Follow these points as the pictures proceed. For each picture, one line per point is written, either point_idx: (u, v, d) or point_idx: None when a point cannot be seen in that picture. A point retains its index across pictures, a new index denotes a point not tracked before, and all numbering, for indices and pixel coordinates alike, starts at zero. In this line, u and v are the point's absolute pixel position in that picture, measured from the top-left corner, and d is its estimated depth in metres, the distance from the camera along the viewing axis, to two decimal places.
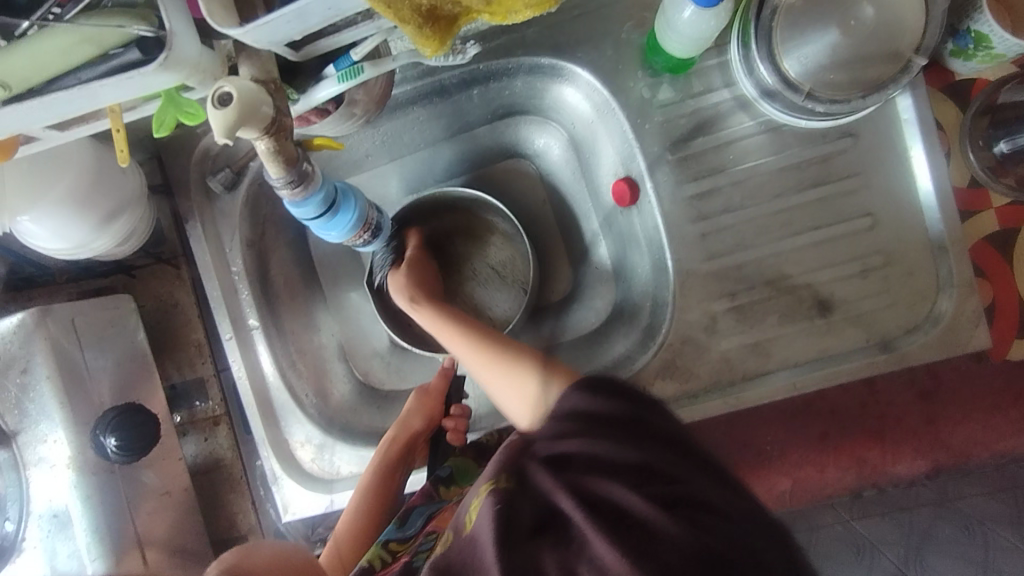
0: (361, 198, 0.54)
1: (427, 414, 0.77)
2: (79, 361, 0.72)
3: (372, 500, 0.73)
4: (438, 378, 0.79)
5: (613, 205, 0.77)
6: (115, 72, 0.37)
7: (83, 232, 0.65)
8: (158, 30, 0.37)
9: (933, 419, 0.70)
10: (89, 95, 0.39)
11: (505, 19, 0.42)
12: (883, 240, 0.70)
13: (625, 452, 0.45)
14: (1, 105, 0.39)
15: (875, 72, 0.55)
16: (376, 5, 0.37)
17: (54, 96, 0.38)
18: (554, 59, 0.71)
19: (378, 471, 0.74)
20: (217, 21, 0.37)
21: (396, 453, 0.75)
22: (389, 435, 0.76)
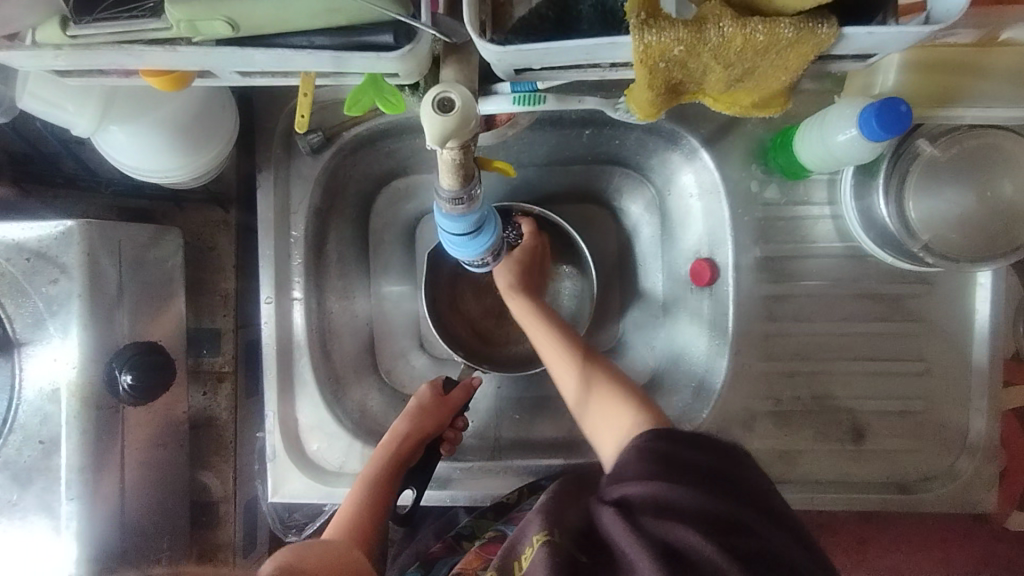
0: (496, 228, 0.54)
1: (437, 419, 0.74)
2: (112, 286, 0.67)
3: (365, 495, 0.69)
4: (460, 390, 0.76)
5: (686, 279, 0.77)
6: (355, 51, 0.38)
7: (168, 158, 0.61)
8: (415, 25, 0.37)
9: (865, 539, 0.78)
10: (311, 61, 0.39)
11: (725, 109, 0.41)
12: (927, 387, 0.73)
13: (695, 495, 0.49)
14: (222, 45, 0.38)
15: (988, 244, 0.59)
16: (636, 66, 0.36)
17: (279, 52, 0.38)
18: (678, 127, 0.71)
19: (379, 467, 0.70)
20: (472, 29, 0.36)
21: (396, 451, 0.72)
22: (398, 431, 0.73)
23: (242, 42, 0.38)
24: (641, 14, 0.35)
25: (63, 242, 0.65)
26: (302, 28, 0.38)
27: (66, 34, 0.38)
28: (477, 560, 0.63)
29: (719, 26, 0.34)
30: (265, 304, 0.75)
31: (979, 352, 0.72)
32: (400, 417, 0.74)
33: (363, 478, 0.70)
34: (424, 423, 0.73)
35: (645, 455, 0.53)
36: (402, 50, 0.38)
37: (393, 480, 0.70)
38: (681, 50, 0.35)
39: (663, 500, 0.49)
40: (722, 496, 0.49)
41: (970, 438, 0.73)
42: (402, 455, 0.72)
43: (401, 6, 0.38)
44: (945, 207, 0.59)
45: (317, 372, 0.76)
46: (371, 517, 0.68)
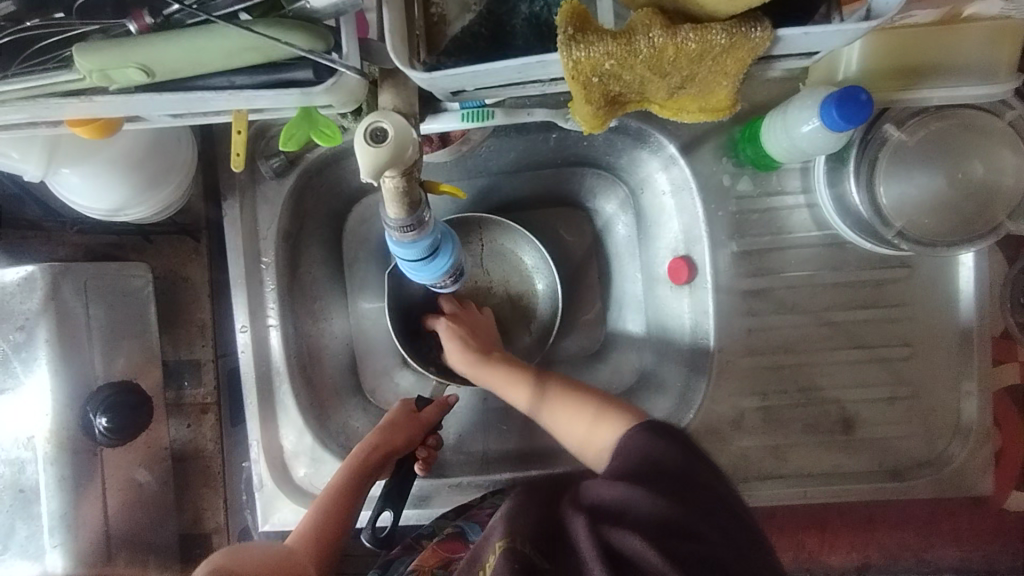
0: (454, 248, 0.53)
1: (410, 435, 0.72)
2: (82, 326, 0.66)
3: (327, 504, 0.67)
4: (433, 407, 0.75)
5: (664, 279, 0.76)
6: (280, 89, 0.37)
7: (123, 197, 0.60)
8: (336, 63, 0.36)
9: (872, 519, 0.75)
10: (236, 100, 0.38)
11: (672, 115, 0.40)
12: (915, 371, 0.71)
13: (654, 503, 0.49)
14: (139, 92, 0.37)
15: (965, 228, 0.58)
16: (570, 83, 0.35)
17: (200, 95, 0.37)
18: (645, 126, 0.70)
19: (345, 478, 0.69)
20: (396, 55, 0.35)
21: (363, 463, 0.70)
22: (369, 443, 0.71)
23: (160, 87, 0.37)
24: (568, 29, 0.33)
25: (28, 286, 0.64)
26: (222, 70, 0.37)
27: None
28: (435, 558, 0.64)
29: (648, 36, 0.33)
30: (241, 333, 0.74)
31: (966, 332, 0.71)
32: (373, 430, 0.72)
33: (329, 489, 0.68)
34: (395, 437, 0.71)
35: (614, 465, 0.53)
36: (327, 84, 0.37)
37: (359, 493, 0.69)
38: (613, 64, 0.34)
39: (631, 506, 0.49)
40: (678, 508, 0.49)
41: (963, 420, 0.71)
42: (368, 468, 0.70)
43: (321, 41, 0.37)
44: (917, 192, 0.57)
45: (298, 397, 0.76)
46: (331, 526, 0.66)
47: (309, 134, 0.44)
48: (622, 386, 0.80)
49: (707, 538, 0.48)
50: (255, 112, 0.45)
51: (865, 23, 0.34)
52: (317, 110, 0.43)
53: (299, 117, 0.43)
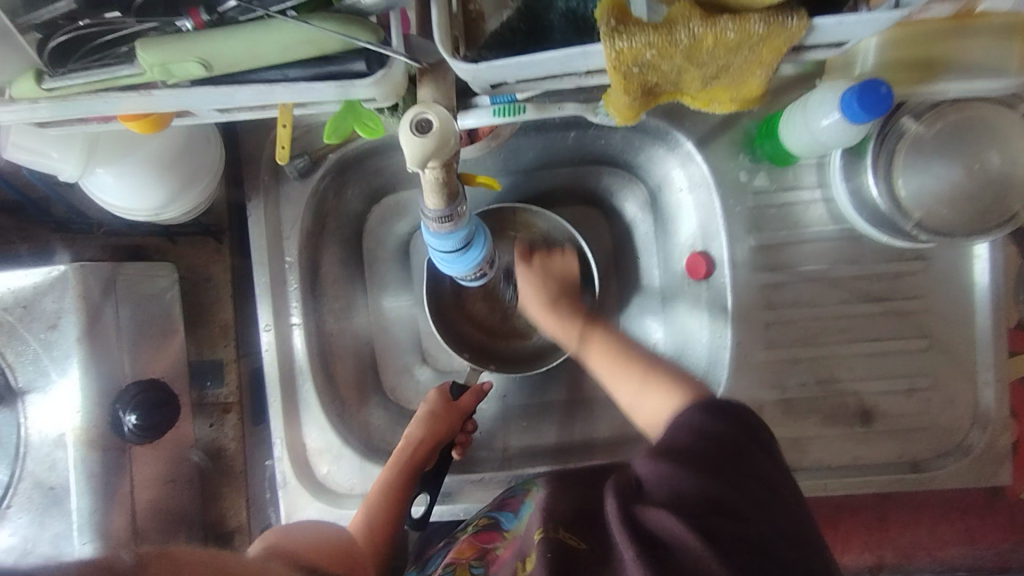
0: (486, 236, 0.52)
1: (448, 425, 0.73)
2: (110, 326, 0.67)
3: (381, 498, 0.69)
4: (469, 395, 0.75)
5: (682, 274, 0.77)
6: (328, 80, 0.38)
7: (152, 197, 0.61)
8: (386, 52, 0.38)
9: (885, 518, 0.76)
10: (286, 93, 0.40)
11: (703, 106, 0.42)
12: (934, 362, 0.72)
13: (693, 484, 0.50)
14: (195, 85, 0.38)
15: (985, 218, 0.58)
16: (612, 75, 0.36)
17: (252, 87, 0.39)
18: (662, 123, 0.72)
19: (394, 474, 0.70)
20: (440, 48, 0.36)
21: (409, 458, 0.71)
22: (410, 438, 0.72)
23: (214, 80, 0.38)
24: (609, 22, 0.35)
25: (59, 285, 0.65)
26: (276, 64, 0.39)
27: (42, 89, 0.39)
28: (470, 548, 0.63)
29: (688, 27, 0.34)
30: (264, 332, 0.75)
31: (982, 323, 0.71)
32: (414, 425, 0.73)
33: (380, 485, 0.69)
34: (437, 429, 0.73)
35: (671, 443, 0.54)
36: (377, 75, 0.38)
37: (407, 484, 0.70)
38: (653, 54, 0.35)
39: (671, 484, 0.51)
40: (724, 483, 0.50)
41: (980, 411, 0.72)
42: (414, 464, 0.71)
43: (371, 32, 0.38)
44: (936, 183, 0.58)
45: (321, 395, 0.76)
46: (384, 518, 0.67)
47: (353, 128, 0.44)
48: None
49: (750, 519, 0.49)
50: (300, 107, 0.47)
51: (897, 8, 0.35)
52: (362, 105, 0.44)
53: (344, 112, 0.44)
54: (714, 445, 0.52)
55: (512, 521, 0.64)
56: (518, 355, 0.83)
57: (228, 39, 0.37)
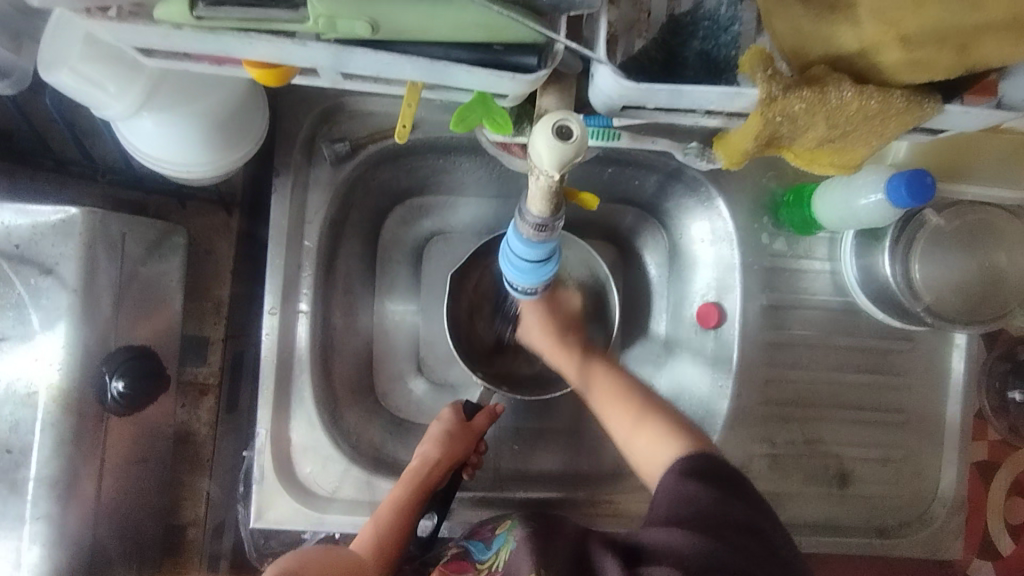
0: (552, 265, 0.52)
1: (463, 447, 0.72)
2: (106, 283, 0.62)
3: (393, 513, 0.67)
4: (484, 417, 0.74)
5: (691, 321, 0.80)
6: (486, 68, 0.39)
7: (194, 152, 0.57)
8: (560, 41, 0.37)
9: None
10: (439, 72, 0.40)
11: (802, 166, 0.45)
12: (907, 438, 0.78)
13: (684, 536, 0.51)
14: (356, 45, 0.39)
15: (984, 312, 0.64)
16: (758, 115, 0.39)
17: (409, 59, 0.40)
18: (701, 174, 0.74)
19: (407, 492, 0.68)
20: (609, 62, 0.38)
21: (423, 477, 0.70)
22: (424, 457, 0.70)
23: (376, 44, 0.39)
24: (768, 70, 0.39)
25: (64, 229, 0.60)
26: (443, 42, 0.40)
27: (190, 15, 0.37)
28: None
29: (840, 89, 0.38)
30: (268, 315, 0.71)
31: (953, 406, 0.78)
32: (428, 444, 0.72)
33: (392, 501, 0.67)
34: (453, 450, 0.71)
35: (661, 504, 0.56)
36: (545, 68, 0.40)
37: (418, 506, 0.68)
38: (801, 105, 0.38)
39: (669, 544, 0.52)
40: (717, 542, 0.51)
41: (942, 487, 0.78)
42: (427, 484, 0.69)
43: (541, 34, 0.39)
44: (947, 274, 0.64)
45: (315, 390, 0.72)
46: (395, 534, 0.66)
47: (480, 120, 0.45)
48: None
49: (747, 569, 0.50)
50: (427, 88, 0.47)
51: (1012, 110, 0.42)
52: (494, 100, 0.45)
53: (475, 102, 0.44)
54: (713, 500, 0.53)
55: (482, 552, 0.62)
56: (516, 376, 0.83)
57: (405, 10, 0.37)
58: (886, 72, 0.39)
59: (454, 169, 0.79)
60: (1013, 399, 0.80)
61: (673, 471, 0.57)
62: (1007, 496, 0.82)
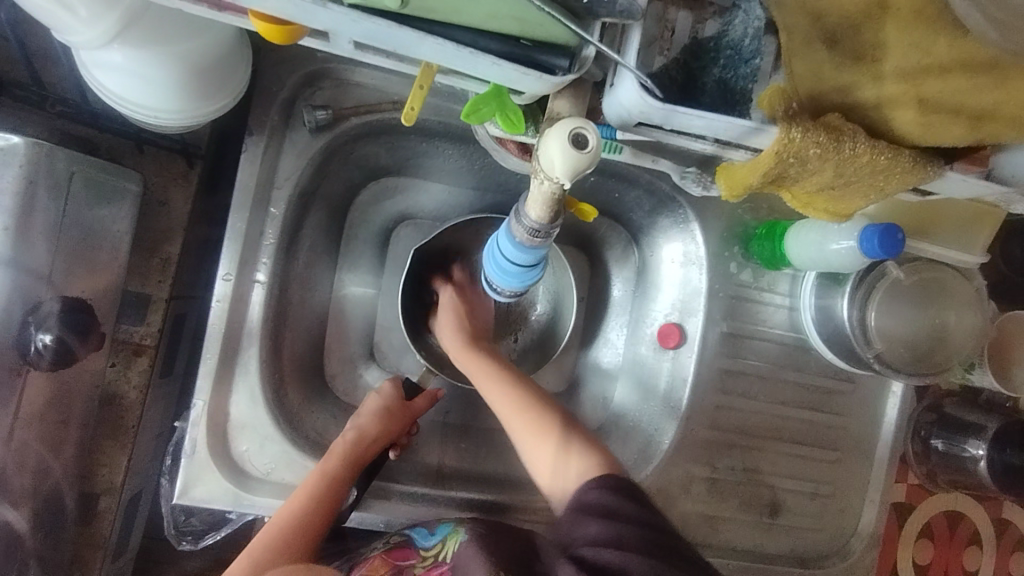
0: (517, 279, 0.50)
1: (393, 426, 0.71)
2: (42, 222, 0.57)
3: (323, 485, 0.64)
4: (422, 400, 0.74)
5: (651, 339, 0.81)
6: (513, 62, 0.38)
7: (165, 96, 0.53)
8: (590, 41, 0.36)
9: None
10: (462, 57, 0.38)
11: (796, 207, 0.47)
12: (837, 474, 0.81)
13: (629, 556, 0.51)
14: (380, 16, 0.37)
15: (927, 365, 0.68)
16: (772, 150, 0.39)
17: (434, 40, 0.38)
18: (681, 197, 0.75)
19: (342, 466, 0.66)
20: (635, 75, 0.38)
21: (359, 452, 0.67)
22: (359, 432, 0.68)
23: (401, 19, 0.37)
24: (788, 110, 0.39)
25: (2, 158, 0.56)
26: (472, 28, 0.38)
27: None
28: (384, 566, 0.63)
29: (854, 139, 0.39)
30: (221, 281, 0.66)
31: (882, 450, 0.82)
32: (365, 419, 0.70)
33: (324, 474, 0.64)
34: (386, 427, 0.70)
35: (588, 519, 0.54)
36: (574, 73, 0.39)
37: (350, 482, 0.66)
38: (816, 149, 0.39)
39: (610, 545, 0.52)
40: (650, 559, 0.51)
41: (861, 525, 0.82)
42: (361, 459, 0.67)
43: (572, 37, 0.38)
44: (898, 325, 0.67)
45: (262, 365, 0.68)
46: (325, 510, 0.63)
47: (492, 115, 0.44)
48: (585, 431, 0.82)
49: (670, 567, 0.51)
50: (440, 72, 0.45)
51: (1001, 183, 0.46)
52: (508, 97, 0.43)
53: (489, 96, 0.43)
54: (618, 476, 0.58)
55: (426, 538, 0.64)
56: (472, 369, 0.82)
57: None
58: (897, 130, 0.41)
59: (438, 156, 0.76)
60: (934, 448, 0.84)
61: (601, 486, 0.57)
62: (917, 537, 0.87)
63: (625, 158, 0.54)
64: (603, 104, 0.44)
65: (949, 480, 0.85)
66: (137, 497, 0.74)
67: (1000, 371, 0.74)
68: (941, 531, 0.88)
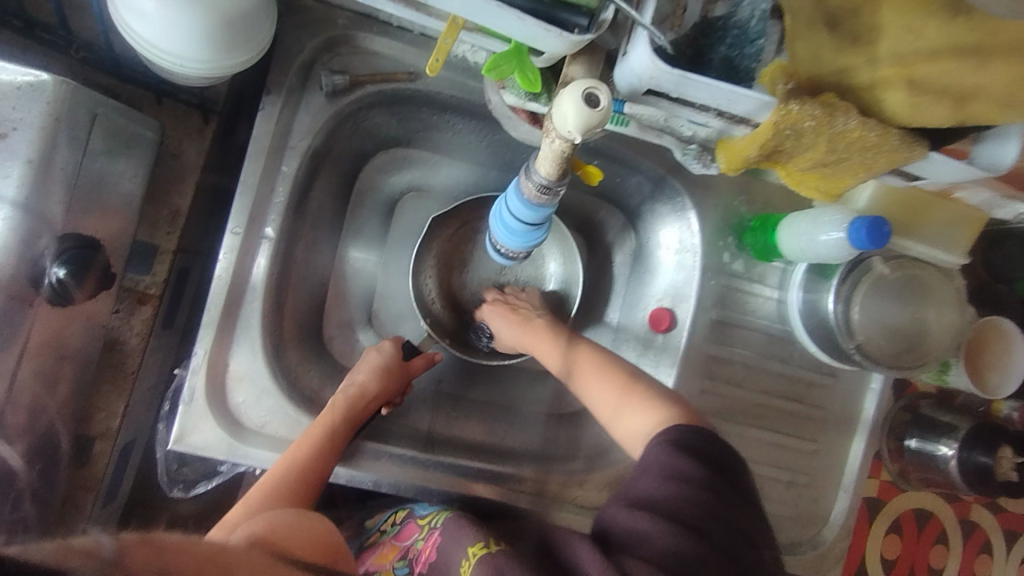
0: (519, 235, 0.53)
1: (390, 384, 0.74)
2: (60, 162, 0.58)
3: (326, 436, 0.66)
4: (421, 361, 0.77)
5: (643, 323, 0.83)
6: (536, 19, 0.40)
7: (193, 44, 0.55)
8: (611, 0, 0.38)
9: None
10: (489, 12, 0.41)
11: (789, 182, 0.51)
12: (813, 465, 0.84)
13: (663, 528, 0.49)
14: None
15: (907, 361, 0.71)
16: (774, 119, 0.43)
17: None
18: (680, 186, 0.77)
19: (339, 418, 0.68)
20: (650, 40, 0.41)
21: (358, 406, 0.70)
22: (359, 389, 0.71)
23: None
24: (786, 86, 0.43)
25: (30, 93, 0.56)
26: None
27: None
28: (392, 551, 0.67)
29: (847, 117, 0.42)
30: (230, 235, 0.68)
31: (858, 446, 0.85)
32: (364, 375, 0.72)
33: (324, 424, 0.67)
34: (386, 384, 0.73)
35: (649, 479, 0.52)
36: (593, 33, 0.42)
37: (349, 433, 0.69)
38: (811, 124, 0.42)
39: (655, 502, 0.50)
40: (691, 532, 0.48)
41: (834, 516, 0.84)
42: (357, 413, 0.70)
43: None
44: (879, 320, 0.70)
45: (265, 319, 0.70)
46: (325, 459, 0.66)
47: (513, 73, 0.46)
48: (573, 408, 0.84)
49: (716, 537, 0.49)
50: (465, 31, 0.47)
51: (982, 169, 0.49)
52: (527, 57, 0.46)
53: (511, 54, 0.45)
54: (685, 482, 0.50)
55: (422, 510, 0.69)
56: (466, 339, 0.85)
57: None
58: (887, 110, 0.44)
59: (448, 131, 0.78)
60: (908, 445, 0.88)
61: (664, 441, 0.55)
62: (887, 532, 0.90)
63: (632, 132, 0.57)
64: (615, 74, 0.47)
65: (920, 477, 0.88)
66: (131, 445, 0.75)
67: (977, 369, 0.77)
68: (911, 528, 0.91)
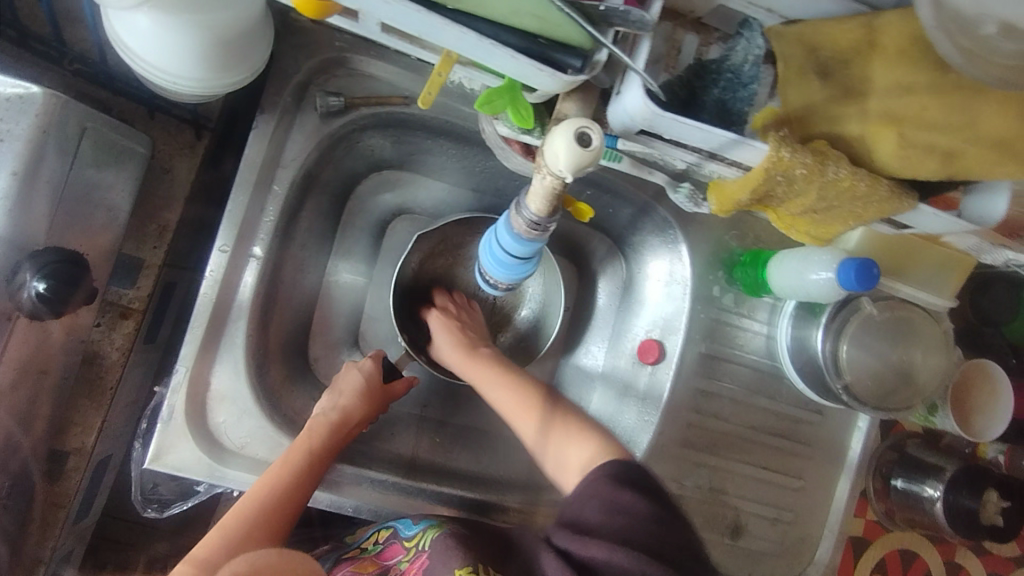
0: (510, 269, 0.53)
1: (371, 407, 0.72)
2: (46, 173, 0.57)
3: (308, 462, 0.64)
4: (401, 383, 0.76)
5: (631, 353, 0.83)
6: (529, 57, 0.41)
7: (187, 63, 0.55)
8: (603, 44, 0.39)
9: None
10: (483, 48, 0.41)
11: (778, 225, 0.51)
12: (799, 502, 0.83)
13: (618, 553, 0.50)
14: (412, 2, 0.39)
15: (895, 402, 0.71)
16: (764, 165, 0.43)
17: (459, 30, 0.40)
18: (672, 219, 0.77)
19: (321, 442, 0.67)
20: (643, 84, 0.41)
21: (338, 429, 0.69)
22: (341, 413, 0.70)
23: (432, 6, 0.40)
24: (779, 133, 0.43)
25: (20, 106, 0.56)
26: (495, 22, 0.40)
27: None
28: (374, 568, 0.65)
29: (837, 165, 0.43)
30: (217, 253, 0.67)
31: (844, 485, 0.84)
32: (346, 396, 0.71)
33: (303, 447, 0.65)
34: (367, 406, 0.72)
35: (595, 503, 0.54)
36: (586, 73, 0.42)
37: (331, 456, 0.67)
38: (803, 171, 0.43)
39: (610, 531, 0.52)
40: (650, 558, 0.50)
41: (818, 555, 0.83)
42: (336, 438, 0.68)
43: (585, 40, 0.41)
44: (867, 360, 0.70)
45: (248, 339, 0.69)
46: (303, 487, 0.64)
47: (505, 108, 0.47)
48: None
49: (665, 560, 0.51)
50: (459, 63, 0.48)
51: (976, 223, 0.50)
52: (520, 93, 0.46)
53: (504, 90, 0.46)
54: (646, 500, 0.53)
55: (409, 528, 0.65)
56: (452, 363, 0.85)
57: None
58: (877, 159, 0.44)
59: (443, 156, 0.78)
60: (894, 485, 0.87)
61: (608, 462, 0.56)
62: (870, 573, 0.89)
63: (625, 167, 0.58)
64: (609, 114, 0.47)
65: (906, 519, 0.88)
66: (106, 462, 0.74)
67: (964, 410, 0.77)
68: (895, 570, 0.90)
